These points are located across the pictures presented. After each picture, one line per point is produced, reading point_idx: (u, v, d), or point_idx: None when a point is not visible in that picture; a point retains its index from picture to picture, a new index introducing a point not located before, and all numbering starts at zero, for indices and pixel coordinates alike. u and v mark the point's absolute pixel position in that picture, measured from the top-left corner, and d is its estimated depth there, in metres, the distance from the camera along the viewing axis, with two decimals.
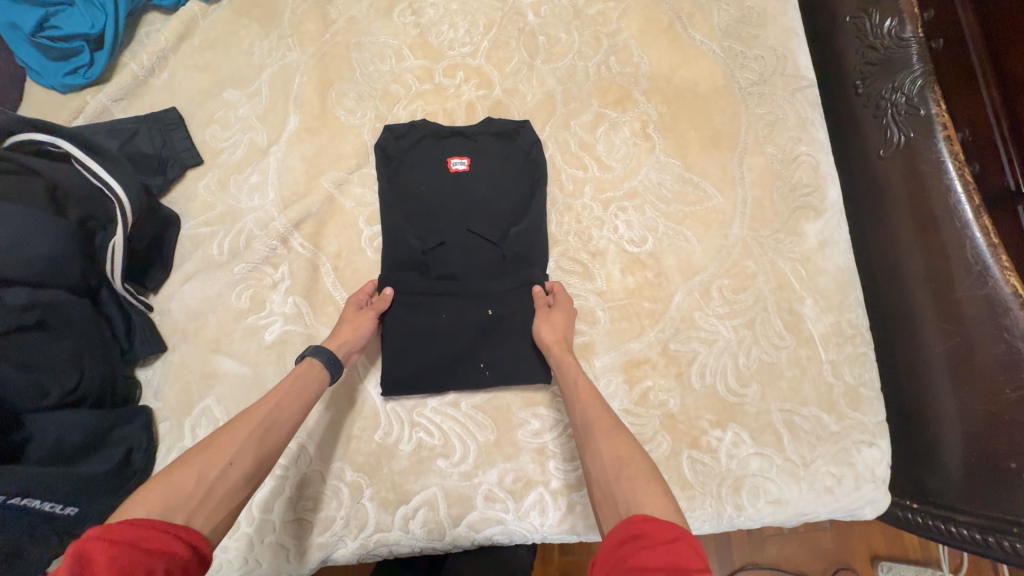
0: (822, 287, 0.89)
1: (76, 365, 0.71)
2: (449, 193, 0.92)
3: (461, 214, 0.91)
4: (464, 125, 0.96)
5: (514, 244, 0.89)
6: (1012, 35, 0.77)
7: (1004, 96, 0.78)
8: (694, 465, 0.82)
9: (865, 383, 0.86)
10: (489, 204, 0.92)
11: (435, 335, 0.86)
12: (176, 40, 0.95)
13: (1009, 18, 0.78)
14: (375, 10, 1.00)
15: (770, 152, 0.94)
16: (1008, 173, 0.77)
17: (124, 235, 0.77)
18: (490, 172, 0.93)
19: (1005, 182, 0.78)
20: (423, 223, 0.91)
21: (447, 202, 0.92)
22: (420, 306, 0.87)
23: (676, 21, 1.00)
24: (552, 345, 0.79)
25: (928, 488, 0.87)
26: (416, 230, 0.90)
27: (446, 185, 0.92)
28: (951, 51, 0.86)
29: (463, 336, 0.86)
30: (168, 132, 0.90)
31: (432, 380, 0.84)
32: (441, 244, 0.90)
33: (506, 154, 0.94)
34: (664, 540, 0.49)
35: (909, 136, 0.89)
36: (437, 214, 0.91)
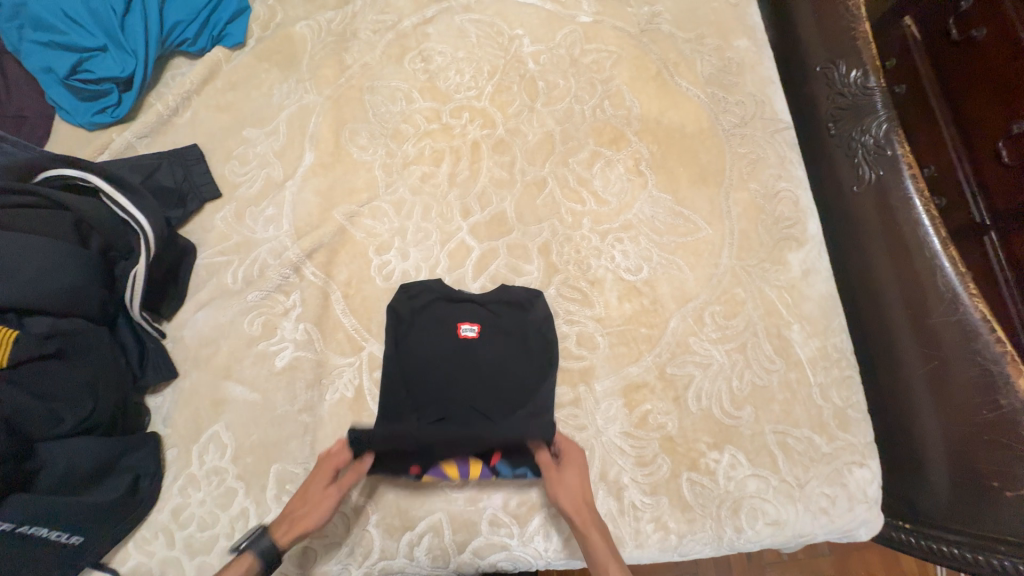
0: (807, 313, 0.94)
1: (90, 394, 0.73)
2: (460, 311, 0.92)
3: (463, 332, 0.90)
4: (478, 292, 0.94)
5: (514, 375, 0.88)
6: (966, 87, 0.88)
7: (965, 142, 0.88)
8: (694, 487, 0.84)
9: (853, 406, 0.90)
10: (498, 397, 0.87)
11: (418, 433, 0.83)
12: (200, 82, 1.02)
13: (962, 72, 0.89)
14: (387, 57, 1.08)
15: (754, 188, 1.02)
16: (974, 210, 0.87)
17: (145, 266, 0.80)
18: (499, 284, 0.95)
19: (972, 218, 0.88)
20: (424, 335, 0.90)
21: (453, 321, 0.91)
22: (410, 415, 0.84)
23: (663, 69, 1.10)
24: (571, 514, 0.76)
25: (920, 508, 0.90)
26: (413, 346, 0.89)
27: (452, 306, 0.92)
28: (912, 100, 0.97)
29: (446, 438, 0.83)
30: (189, 168, 0.95)
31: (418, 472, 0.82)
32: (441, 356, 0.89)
33: (521, 338, 0.91)
34: None
35: (879, 173, 0.97)
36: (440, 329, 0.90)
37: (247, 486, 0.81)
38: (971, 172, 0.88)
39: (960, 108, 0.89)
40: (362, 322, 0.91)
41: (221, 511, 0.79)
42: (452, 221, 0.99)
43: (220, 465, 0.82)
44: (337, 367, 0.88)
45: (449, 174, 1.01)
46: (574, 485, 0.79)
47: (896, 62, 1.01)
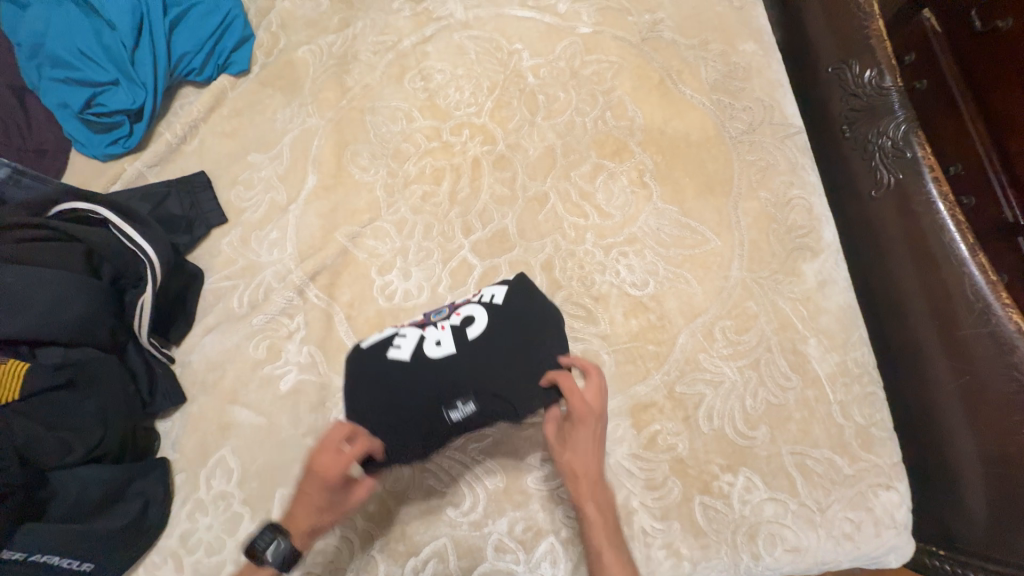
0: (824, 326, 0.90)
1: (100, 422, 0.74)
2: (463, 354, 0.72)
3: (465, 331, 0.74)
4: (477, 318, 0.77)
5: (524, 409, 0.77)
6: (992, 80, 0.84)
7: (993, 137, 0.84)
8: (707, 511, 0.81)
9: (876, 424, 0.85)
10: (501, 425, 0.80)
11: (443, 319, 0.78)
12: (206, 110, 1.04)
13: (985, 62, 0.85)
14: (388, 77, 1.09)
15: (764, 196, 0.98)
16: (1006, 207, 0.82)
17: (151, 293, 0.81)
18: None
19: (1003, 216, 0.83)
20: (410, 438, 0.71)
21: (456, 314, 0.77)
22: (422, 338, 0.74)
23: (666, 77, 1.07)
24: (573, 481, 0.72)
25: (957, 535, 0.84)
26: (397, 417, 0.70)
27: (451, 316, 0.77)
28: (932, 97, 0.93)
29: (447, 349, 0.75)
30: (196, 194, 0.97)
31: None
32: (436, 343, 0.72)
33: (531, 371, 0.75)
34: None
35: (899, 177, 0.93)
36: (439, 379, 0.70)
37: (253, 511, 0.81)
38: (1001, 168, 0.83)
39: (986, 99, 0.85)
40: None
41: (227, 537, 0.79)
42: (454, 239, 0.98)
43: (226, 490, 0.82)
44: (340, 391, 0.88)
45: (450, 192, 1.01)
46: (583, 444, 0.72)
47: (913, 58, 0.96)
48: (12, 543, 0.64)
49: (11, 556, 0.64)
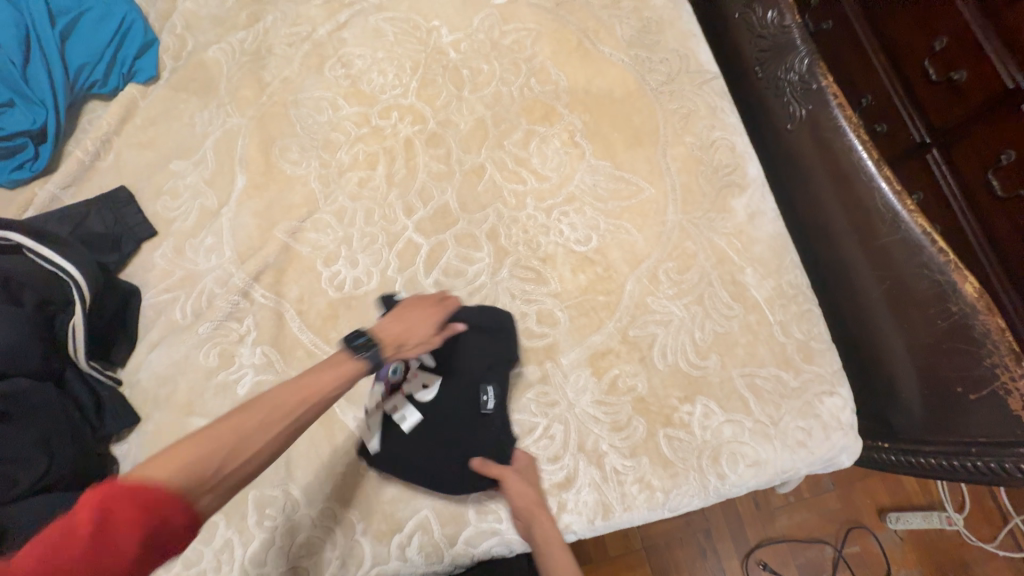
0: (758, 254, 0.95)
1: (44, 451, 0.70)
2: (453, 372, 0.83)
3: (437, 380, 0.83)
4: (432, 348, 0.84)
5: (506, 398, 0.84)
6: (892, 23, 1.01)
7: (898, 72, 1.02)
8: (672, 442, 0.85)
9: (814, 337, 0.91)
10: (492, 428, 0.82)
11: (403, 377, 0.82)
12: (117, 122, 1.00)
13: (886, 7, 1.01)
14: (307, 68, 1.07)
15: (690, 141, 1.02)
16: (915, 131, 1.02)
17: (83, 314, 0.78)
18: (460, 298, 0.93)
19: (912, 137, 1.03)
20: (471, 470, 0.79)
21: (417, 373, 0.83)
22: (404, 409, 0.81)
23: (584, 39, 1.10)
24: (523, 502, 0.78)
25: (897, 427, 0.91)
26: (460, 457, 0.79)
27: (412, 368, 0.82)
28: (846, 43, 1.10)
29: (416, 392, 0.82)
30: (119, 210, 0.93)
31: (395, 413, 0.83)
32: (421, 389, 0.82)
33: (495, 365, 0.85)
34: None
35: (809, 109, 0.99)
36: (439, 404, 0.81)
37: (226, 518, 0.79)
38: (907, 96, 1.02)
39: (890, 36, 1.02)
40: (321, 335, 0.91)
41: (204, 547, 0.78)
42: (396, 221, 0.98)
43: None
44: None
45: (386, 176, 1.00)
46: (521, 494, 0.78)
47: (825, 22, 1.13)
48: None
49: None
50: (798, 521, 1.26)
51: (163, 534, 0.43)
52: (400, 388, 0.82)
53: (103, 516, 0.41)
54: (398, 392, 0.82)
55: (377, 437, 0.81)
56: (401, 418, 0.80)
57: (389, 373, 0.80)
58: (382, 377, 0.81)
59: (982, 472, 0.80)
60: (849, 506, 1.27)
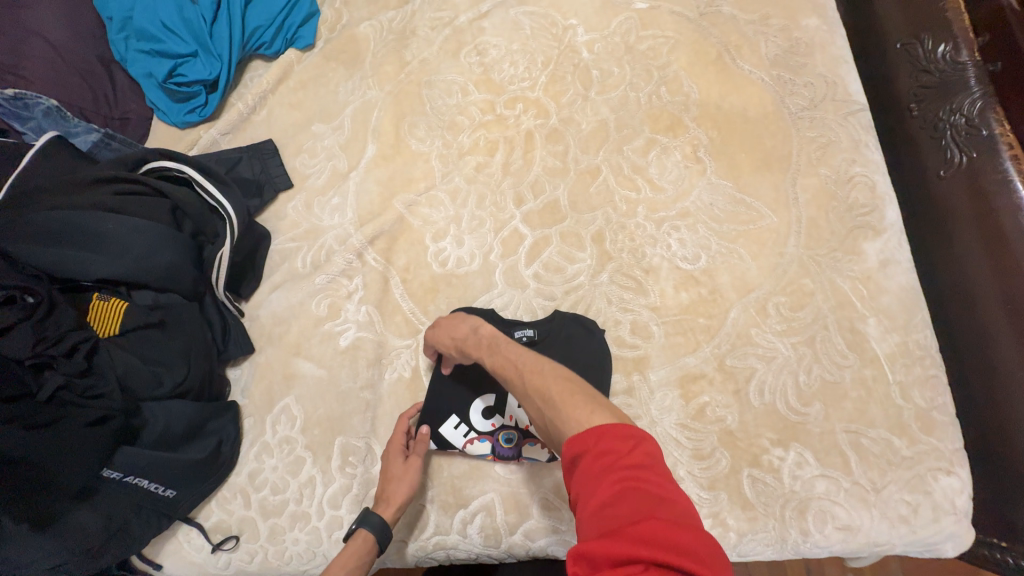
0: (885, 306, 0.87)
1: (185, 361, 0.80)
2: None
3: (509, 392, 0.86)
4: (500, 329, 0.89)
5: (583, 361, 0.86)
6: None
7: None
8: (756, 484, 0.80)
9: (937, 408, 0.83)
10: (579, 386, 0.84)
11: (498, 432, 0.84)
12: (275, 82, 1.10)
13: None
14: (444, 52, 1.12)
15: (824, 173, 0.96)
16: None
17: (230, 247, 0.87)
18: (557, 295, 0.94)
19: None
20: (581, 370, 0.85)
21: (487, 419, 0.84)
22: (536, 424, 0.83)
23: (724, 53, 1.06)
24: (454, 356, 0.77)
25: (1018, 526, 0.80)
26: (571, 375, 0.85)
27: (464, 426, 0.84)
28: None
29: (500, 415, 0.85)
30: (266, 161, 1.02)
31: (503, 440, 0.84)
32: (518, 408, 0.85)
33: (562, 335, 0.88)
34: (607, 456, 0.50)
35: (972, 156, 0.90)
36: None
37: (314, 456, 0.86)
38: None
39: None
40: (419, 306, 0.95)
41: (291, 478, 0.84)
42: (505, 209, 1.00)
43: (290, 435, 0.87)
44: (396, 349, 0.92)
45: (503, 164, 1.03)
46: (444, 329, 0.80)
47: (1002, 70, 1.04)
48: (112, 464, 0.72)
49: (109, 474, 0.72)
50: None
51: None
52: (521, 428, 0.84)
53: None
54: (517, 429, 0.84)
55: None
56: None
57: (501, 444, 0.83)
58: (490, 451, 0.84)
59: None
60: None
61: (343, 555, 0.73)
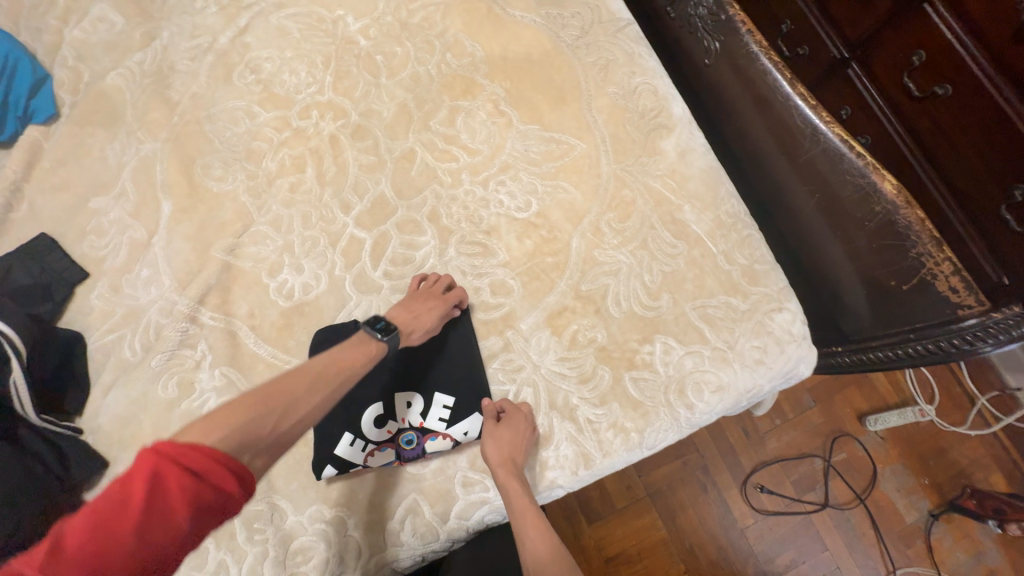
0: (693, 191, 0.97)
1: (10, 510, 0.68)
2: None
3: (395, 395, 0.85)
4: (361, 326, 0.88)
5: (455, 339, 0.89)
6: None
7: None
8: (638, 384, 0.87)
9: (758, 260, 0.94)
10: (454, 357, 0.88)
11: (397, 436, 0.84)
12: (23, 168, 0.95)
13: None
14: (215, 80, 1.03)
15: (612, 91, 1.03)
16: (832, 47, 1.09)
17: (21, 369, 0.75)
18: (413, 284, 0.93)
19: (832, 54, 1.10)
20: (455, 353, 0.88)
21: (382, 428, 0.83)
22: (431, 417, 0.84)
23: (493, 5, 1.08)
24: (499, 470, 0.77)
25: (848, 328, 0.97)
26: (448, 363, 0.88)
27: (361, 442, 0.82)
28: None
29: (394, 418, 0.84)
30: (44, 259, 0.89)
31: (405, 441, 0.83)
32: (408, 408, 0.85)
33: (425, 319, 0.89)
34: None
35: (721, 40, 1.01)
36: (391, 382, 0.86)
37: (216, 540, 0.79)
38: (821, 16, 1.11)
39: None
40: (278, 346, 0.89)
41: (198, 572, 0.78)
42: (335, 220, 0.96)
43: None
44: None
45: (317, 176, 0.98)
46: (510, 438, 0.79)
47: None
48: None
49: None
50: (788, 441, 1.32)
51: (212, 472, 0.49)
52: (417, 426, 0.84)
53: (155, 485, 0.46)
54: (414, 428, 0.84)
55: (458, 422, 0.85)
56: (444, 410, 0.85)
57: (404, 446, 0.83)
58: (394, 457, 0.83)
59: (924, 355, 0.84)
60: (832, 417, 1.34)
61: (358, 351, 0.70)
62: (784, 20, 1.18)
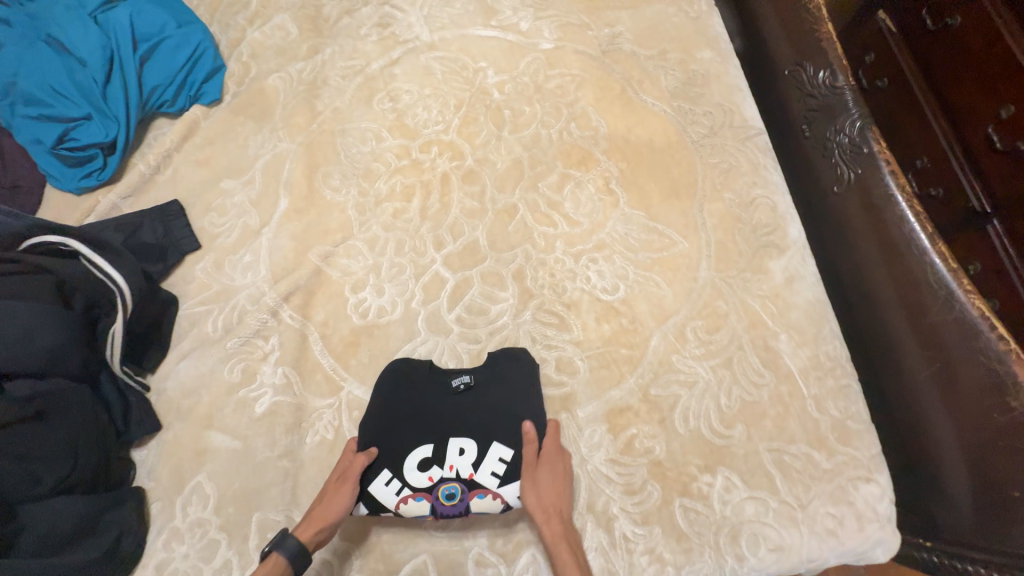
0: (794, 321, 0.90)
1: (70, 453, 0.73)
2: (426, 398, 0.85)
3: (448, 439, 0.82)
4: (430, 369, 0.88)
5: (517, 402, 0.85)
6: (954, 90, 1.00)
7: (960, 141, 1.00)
8: (688, 514, 0.80)
9: (852, 416, 0.85)
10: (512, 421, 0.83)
11: (437, 486, 0.79)
12: (179, 140, 1.07)
13: (947, 71, 1.01)
14: (357, 100, 1.11)
15: (728, 197, 1.00)
16: (973, 198, 0.99)
17: (122, 323, 0.81)
18: (481, 337, 0.93)
19: (973, 206, 1.00)
20: (521, 408, 0.84)
21: (424, 474, 0.80)
22: (482, 472, 0.80)
23: (627, 87, 1.10)
24: (541, 513, 0.75)
25: (941, 522, 0.82)
26: (511, 416, 0.84)
27: (399, 485, 0.79)
28: (896, 96, 1.12)
29: (437, 469, 0.80)
30: (170, 223, 0.98)
31: (445, 495, 0.79)
32: (458, 456, 0.81)
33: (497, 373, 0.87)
34: None
35: (858, 172, 0.95)
36: (445, 427, 0.83)
37: (230, 537, 0.80)
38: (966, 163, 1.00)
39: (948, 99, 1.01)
40: (340, 361, 0.91)
41: (204, 564, 0.78)
42: (425, 254, 0.99)
43: (202, 517, 0.81)
44: (317, 410, 0.88)
45: (420, 209, 1.02)
46: (550, 483, 0.77)
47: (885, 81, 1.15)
48: None
49: None
50: None
51: None
52: (464, 479, 0.80)
53: None
54: (460, 481, 0.80)
55: (511, 482, 0.80)
56: (499, 464, 0.81)
57: (443, 500, 0.79)
58: (430, 510, 0.79)
59: None
60: None
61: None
62: (918, 158, 1.09)
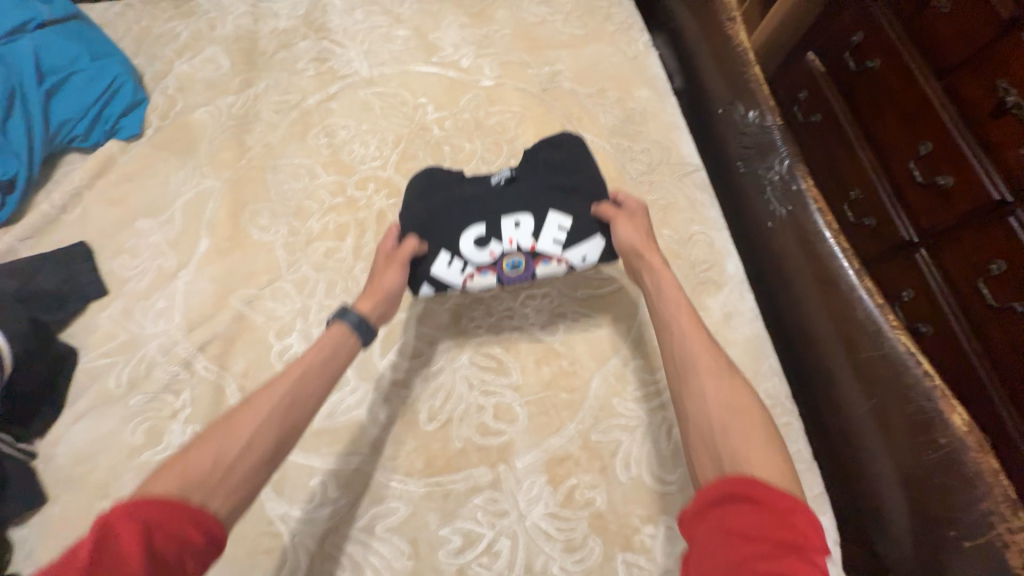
0: (734, 358, 0.90)
1: None
2: (468, 188, 0.80)
3: (500, 215, 0.76)
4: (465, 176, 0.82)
5: (573, 175, 0.80)
6: (878, 123, 1.01)
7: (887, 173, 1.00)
8: (630, 571, 0.75)
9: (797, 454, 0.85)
10: (566, 195, 0.78)
11: (501, 260, 0.76)
12: (90, 177, 0.99)
13: (867, 105, 1.03)
14: (290, 135, 1.08)
15: (667, 235, 1.00)
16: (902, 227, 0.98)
17: None
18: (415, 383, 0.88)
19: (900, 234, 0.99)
20: (573, 180, 0.79)
21: (485, 250, 0.75)
22: (544, 239, 0.75)
23: (567, 124, 1.11)
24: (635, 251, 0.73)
25: (888, 556, 0.79)
26: (567, 189, 0.78)
27: (459, 264, 0.76)
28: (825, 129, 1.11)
29: (503, 241, 0.75)
30: (72, 268, 0.90)
31: (514, 266, 0.76)
32: (515, 228, 0.76)
33: (541, 168, 0.81)
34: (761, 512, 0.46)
35: (789, 208, 0.93)
36: (496, 206, 0.76)
37: None
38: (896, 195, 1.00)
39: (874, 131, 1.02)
40: None
41: None
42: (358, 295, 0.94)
43: None
44: None
45: (354, 248, 0.98)
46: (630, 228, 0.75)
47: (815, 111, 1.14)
48: None
49: None
50: None
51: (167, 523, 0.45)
52: (526, 250, 0.76)
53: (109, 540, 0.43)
54: (523, 253, 0.76)
55: (576, 246, 0.77)
56: (560, 232, 0.76)
57: (507, 270, 0.77)
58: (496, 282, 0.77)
59: None
60: None
61: (313, 349, 0.63)
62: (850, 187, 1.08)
